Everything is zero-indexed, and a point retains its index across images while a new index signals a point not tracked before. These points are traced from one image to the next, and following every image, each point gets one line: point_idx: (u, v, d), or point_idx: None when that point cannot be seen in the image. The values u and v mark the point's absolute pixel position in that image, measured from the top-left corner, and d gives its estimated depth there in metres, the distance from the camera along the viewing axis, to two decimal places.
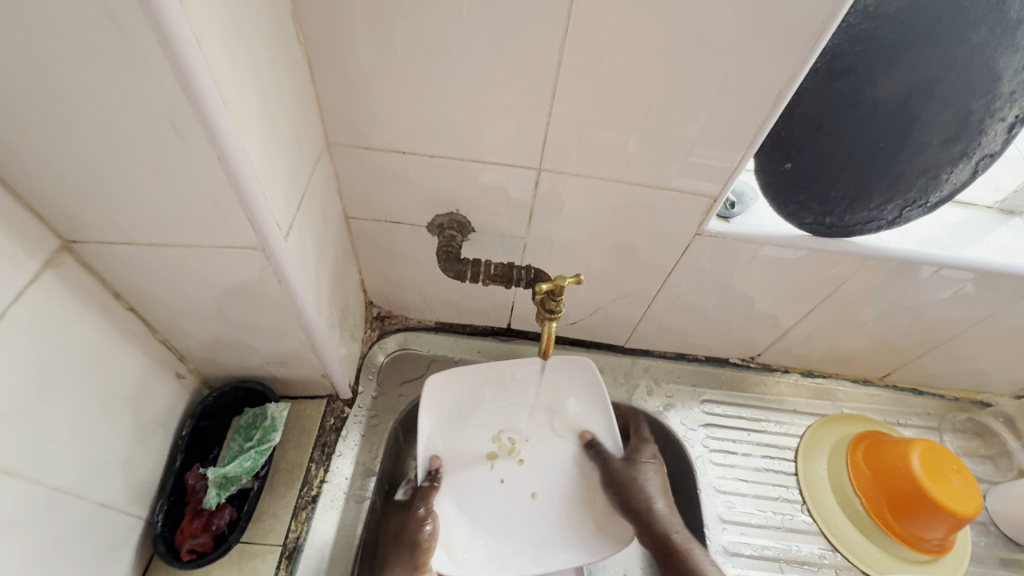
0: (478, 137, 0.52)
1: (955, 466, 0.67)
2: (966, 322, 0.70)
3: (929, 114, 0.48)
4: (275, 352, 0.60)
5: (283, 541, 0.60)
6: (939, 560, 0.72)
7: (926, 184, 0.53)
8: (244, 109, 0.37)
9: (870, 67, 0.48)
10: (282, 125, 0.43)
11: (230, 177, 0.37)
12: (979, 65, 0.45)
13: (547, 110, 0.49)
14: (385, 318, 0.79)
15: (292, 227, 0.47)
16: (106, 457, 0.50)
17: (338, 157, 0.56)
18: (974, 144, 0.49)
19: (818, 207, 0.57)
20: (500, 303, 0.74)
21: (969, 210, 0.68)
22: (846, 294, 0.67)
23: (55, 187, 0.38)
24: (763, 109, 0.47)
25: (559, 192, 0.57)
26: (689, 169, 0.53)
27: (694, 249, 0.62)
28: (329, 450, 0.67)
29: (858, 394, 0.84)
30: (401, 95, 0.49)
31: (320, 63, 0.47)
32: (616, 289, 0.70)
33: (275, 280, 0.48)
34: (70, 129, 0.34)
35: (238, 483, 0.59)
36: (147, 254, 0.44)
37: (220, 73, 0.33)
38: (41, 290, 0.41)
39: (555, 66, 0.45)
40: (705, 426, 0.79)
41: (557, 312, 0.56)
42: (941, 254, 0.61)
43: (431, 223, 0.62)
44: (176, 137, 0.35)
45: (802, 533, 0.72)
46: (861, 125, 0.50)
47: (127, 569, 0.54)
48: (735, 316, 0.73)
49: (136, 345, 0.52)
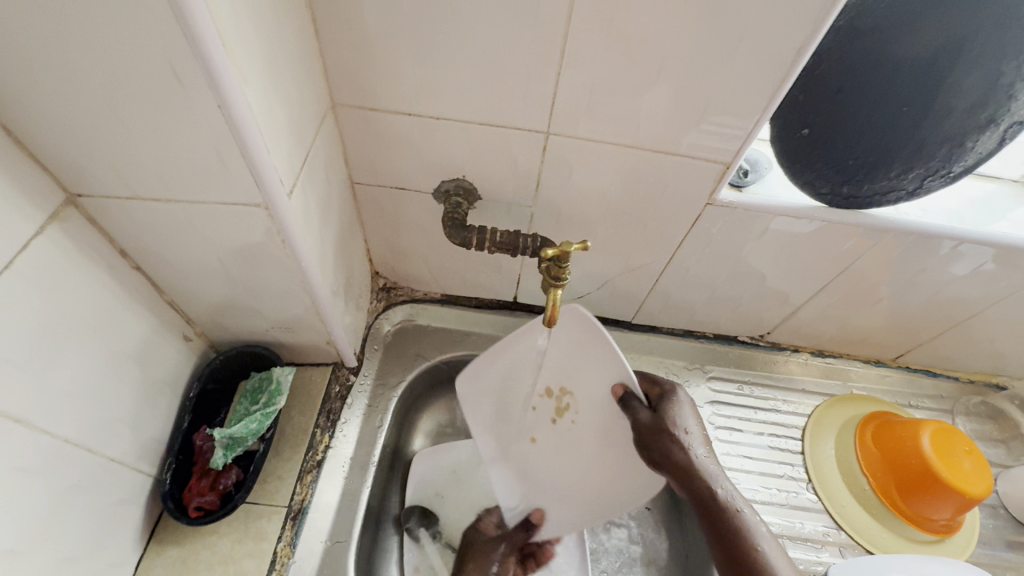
0: (485, 99, 0.51)
1: (968, 447, 0.66)
2: (985, 301, 0.68)
3: (955, 77, 0.46)
4: (280, 317, 0.60)
5: (289, 502, 0.61)
6: (946, 541, 0.71)
7: (949, 153, 0.51)
8: (244, 58, 0.36)
9: (895, 27, 0.46)
10: (284, 79, 0.42)
11: (231, 130, 0.37)
12: (1014, 23, 0.43)
13: (555, 70, 0.48)
14: (391, 290, 0.79)
15: (295, 186, 0.46)
16: (114, 416, 0.51)
17: (343, 119, 0.55)
18: (1003, 110, 0.48)
19: (835, 175, 0.55)
20: (506, 276, 0.73)
21: (993, 184, 0.65)
22: (862, 270, 0.66)
23: (58, 136, 0.38)
24: (780, 70, 0.45)
25: (568, 159, 0.56)
26: (700, 136, 0.51)
27: (705, 220, 0.61)
28: (335, 417, 0.68)
29: (869, 375, 0.83)
30: (406, 55, 0.48)
31: (324, 17, 0.46)
32: (624, 262, 0.69)
33: (279, 241, 0.48)
34: (68, 75, 0.34)
35: (245, 444, 0.60)
36: (152, 210, 0.44)
37: (220, 17, 0.32)
38: (46, 242, 0.41)
39: (563, 22, 0.44)
40: (711, 403, 0.78)
41: (563, 279, 0.54)
42: (961, 227, 0.59)
43: (437, 189, 0.61)
44: (175, 84, 0.34)
45: (806, 511, 0.72)
46: (884, 88, 0.48)
47: (137, 525, 0.56)
48: (745, 292, 0.72)
49: (143, 305, 0.52)
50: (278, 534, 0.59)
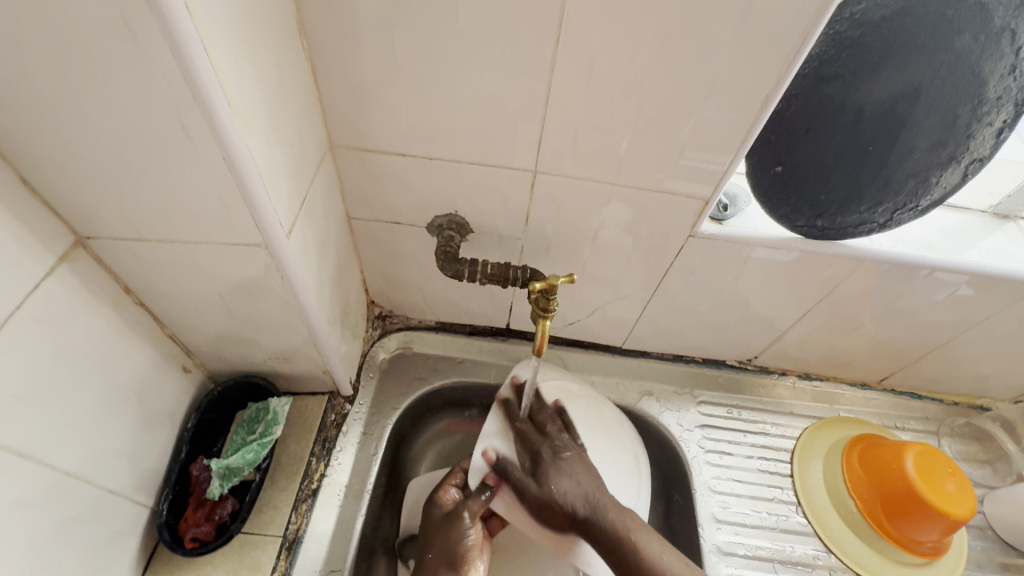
0: (475, 139, 0.54)
1: (951, 469, 0.67)
2: (962, 325, 0.70)
3: (916, 118, 0.49)
4: (278, 348, 0.62)
5: (284, 532, 0.61)
6: (934, 564, 0.72)
7: (916, 188, 0.54)
8: (248, 110, 0.38)
9: (855, 73, 0.49)
10: (284, 126, 0.45)
11: (234, 176, 0.39)
12: (965, 70, 0.47)
13: (541, 113, 0.51)
14: (386, 318, 0.81)
15: (294, 225, 0.48)
16: (115, 447, 0.52)
17: (341, 159, 0.57)
18: (963, 149, 0.51)
19: (809, 209, 0.58)
20: (498, 304, 0.75)
21: (963, 214, 0.68)
22: (842, 296, 0.68)
23: (72, 183, 0.40)
24: (750, 114, 0.48)
25: (555, 194, 0.59)
26: (679, 173, 0.54)
27: (688, 251, 0.63)
28: (330, 445, 0.69)
29: (856, 397, 0.85)
30: (400, 100, 0.51)
31: (323, 67, 0.49)
32: (613, 290, 0.71)
33: (278, 276, 0.50)
34: (85, 129, 0.36)
35: (241, 474, 0.61)
36: (158, 250, 0.47)
37: (225, 75, 0.35)
38: (56, 282, 0.43)
39: (548, 70, 0.47)
40: (701, 427, 0.80)
41: (552, 310, 0.56)
42: (933, 256, 0.62)
43: (430, 223, 0.64)
44: (184, 136, 0.37)
45: (796, 534, 0.73)
46: (849, 129, 0.51)
47: (133, 556, 0.56)
48: (731, 318, 0.74)
49: (145, 338, 0.54)
50: (273, 563, 0.59)
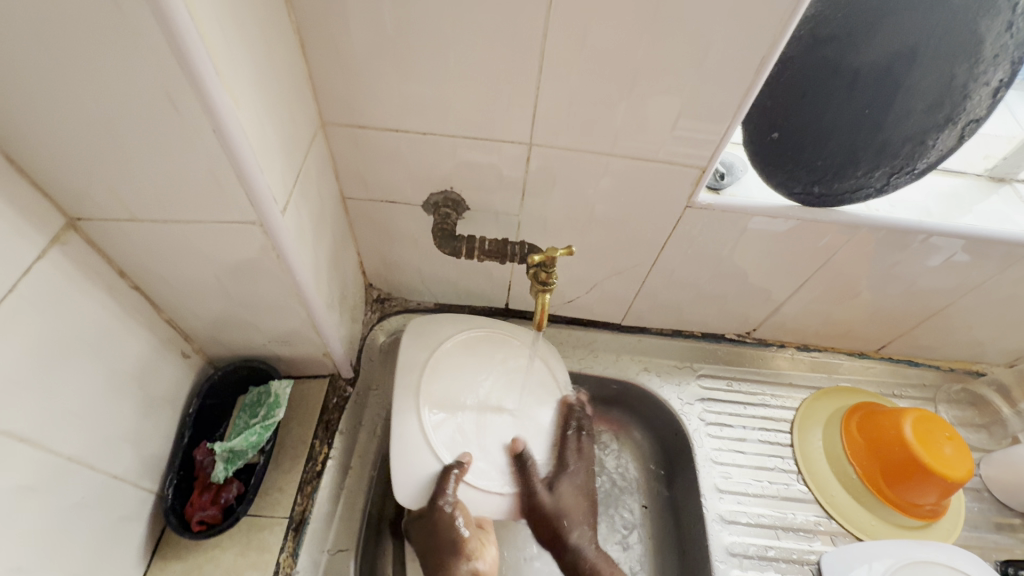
0: (469, 113, 0.53)
1: (948, 433, 0.68)
2: (960, 290, 0.70)
3: (912, 80, 0.49)
4: (277, 331, 0.62)
5: (291, 513, 0.61)
6: (932, 526, 0.73)
7: (913, 151, 0.53)
8: (238, 83, 0.38)
9: (851, 35, 0.49)
10: (274, 101, 0.44)
11: (225, 150, 0.39)
12: (960, 28, 0.47)
13: (535, 84, 0.50)
14: (384, 300, 0.80)
15: (288, 203, 0.48)
16: (117, 432, 0.52)
17: (333, 137, 0.57)
18: (960, 110, 0.50)
19: (806, 176, 0.57)
20: (496, 283, 0.75)
21: (959, 178, 0.68)
22: (839, 264, 0.68)
23: (58, 162, 0.39)
24: (745, 79, 0.48)
25: (550, 167, 0.58)
26: (676, 142, 0.54)
27: (686, 223, 0.63)
28: (333, 428, 0.68)
29: (854, 366, 0.85)
30: (391, 75, 0.50)
31: (312, 43, 0.48)
32: (611, 265, 0.71)
33: (274, 255, 0.49)
34: (70, 104, 0.35)
35: (245, 458, 0.61)
36: (149, 231, 0.46)
37: (213, 45, 0.34)
38: (48, 264, 0.42)
39: (540, 39, 0.46)
40: (701, 400, 0.80)
41: (551, 283, 0.56)
42: (930, 220, 0.62)
43: (426, 201, 0.63)
44: (172, 110, 0.36)
45: (798, 501, 0.74)
46: (844, 93, 0.51)
47: (141, 539, 0.57)
48: (730, 290, 0.74)
49: (142, 323, 0.54)
50: (281, 544, 0.59)
